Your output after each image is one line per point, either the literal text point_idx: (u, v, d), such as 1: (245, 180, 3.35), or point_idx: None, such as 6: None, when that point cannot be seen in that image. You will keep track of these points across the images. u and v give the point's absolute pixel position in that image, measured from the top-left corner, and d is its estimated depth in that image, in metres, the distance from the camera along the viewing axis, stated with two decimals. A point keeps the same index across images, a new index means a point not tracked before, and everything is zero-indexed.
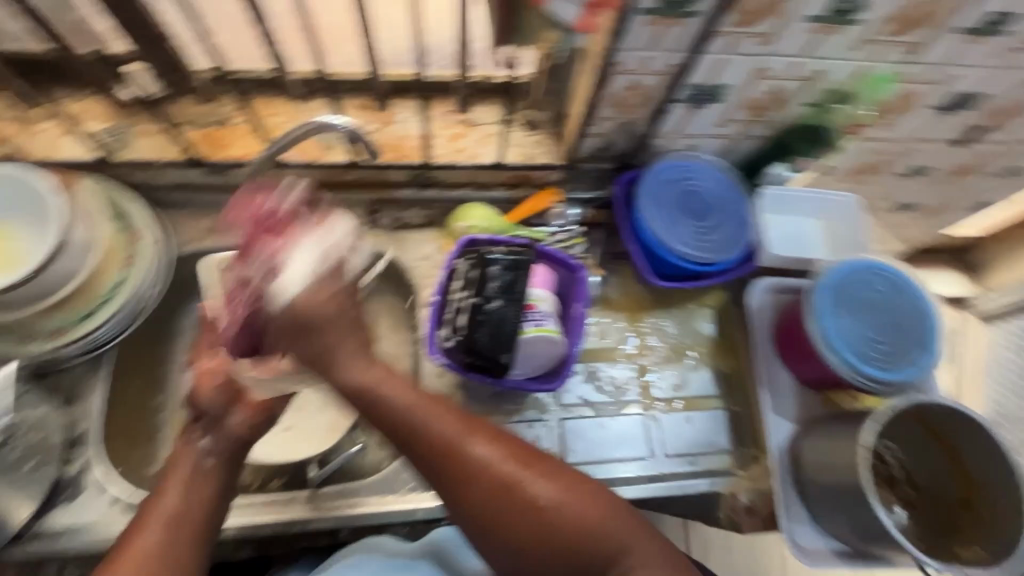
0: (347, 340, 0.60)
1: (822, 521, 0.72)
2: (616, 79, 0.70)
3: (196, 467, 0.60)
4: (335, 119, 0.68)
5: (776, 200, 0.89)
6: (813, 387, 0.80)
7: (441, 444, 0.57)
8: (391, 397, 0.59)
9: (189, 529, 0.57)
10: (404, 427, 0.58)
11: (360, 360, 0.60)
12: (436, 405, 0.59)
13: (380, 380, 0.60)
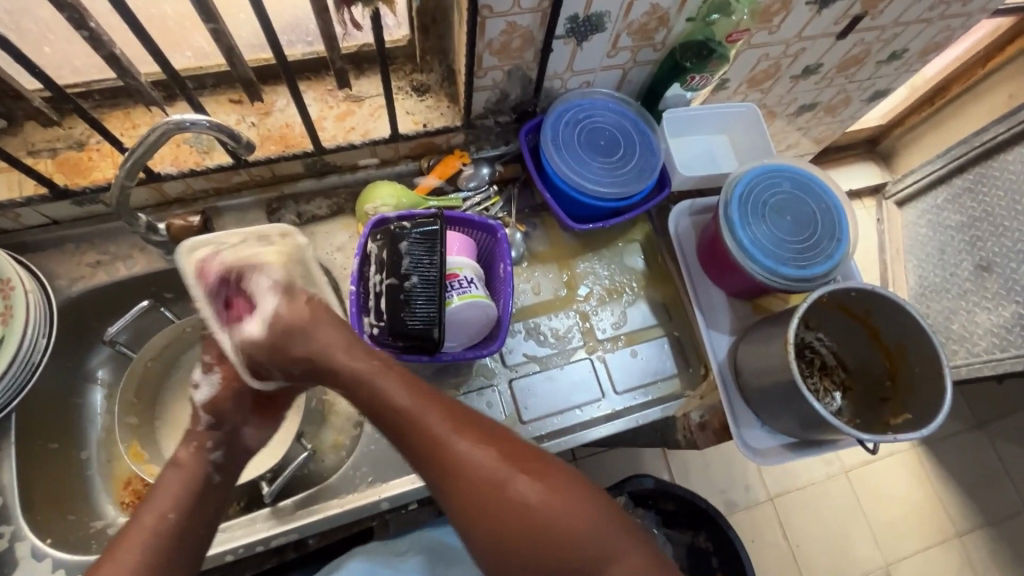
0: (339, 344, 0.63)
1: (768, 420, 0.75)
2: (490, 24, 0.66)
3: (198, 483, 0.61)
4: (192, 117, 0.56)
5: (679, 122, 0.88)
6: (742, 298, 0.82)
7: (425, 431, 0.57)
8: (383, 388, 0.60)
9: (189, 544, 0.56)
10: (394, 415, 0.59)
11: (358, 356, 0.63)
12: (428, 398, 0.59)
13: (370, 374, 0.61)
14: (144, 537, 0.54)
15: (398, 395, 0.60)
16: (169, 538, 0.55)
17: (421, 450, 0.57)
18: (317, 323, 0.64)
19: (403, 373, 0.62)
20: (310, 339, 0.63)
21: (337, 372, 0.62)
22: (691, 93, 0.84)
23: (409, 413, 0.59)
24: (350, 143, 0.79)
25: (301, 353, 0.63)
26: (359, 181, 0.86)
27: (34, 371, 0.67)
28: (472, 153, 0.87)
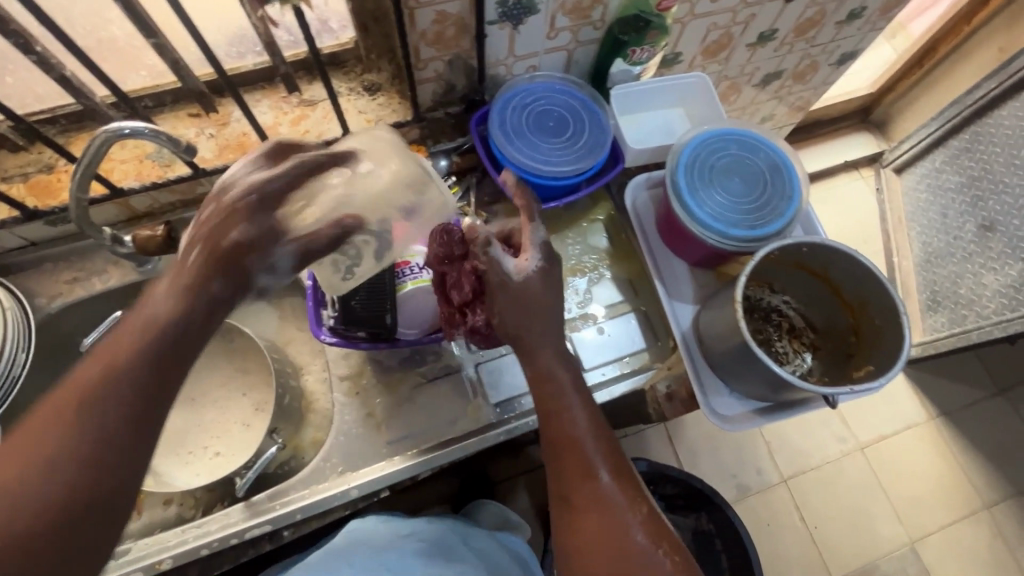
0: (548, 349, 0.66)
1: (734, 385, 0.74)
2: (419, 14, 0.68)
3: (159, 361, 0.48)
4: (128, 125, 0.57)
5: (630, 99, 0.88)
6: (704, 267, 0.82)
7: (574, 466, 0.62)
8: (569, 408, 0.65)
9: (126, 446, 0.45)
10: (562, 440, 0.64)
11: (563, 366, 0.66)
12: (569, 437, 0.63)
13: (568, 398, 0.65)
14: (61, 413, 0.43)
15: (574, 423, 0.64)
16: (98, 435, 0.44)
17: (562, 478, 0.63)
18: (541, 344, 0.66)
19: (587, 397, 0.66)
20: (541, 345, 0.66)
21: (541, 393, 0.65)
22: (636, 67, 0.84)
23: (572, 442, 0.63)
24: (305, 145, 0.82)
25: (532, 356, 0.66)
26: None
27: (15, 384, 0.71)
28: (429, 147, 0.88)
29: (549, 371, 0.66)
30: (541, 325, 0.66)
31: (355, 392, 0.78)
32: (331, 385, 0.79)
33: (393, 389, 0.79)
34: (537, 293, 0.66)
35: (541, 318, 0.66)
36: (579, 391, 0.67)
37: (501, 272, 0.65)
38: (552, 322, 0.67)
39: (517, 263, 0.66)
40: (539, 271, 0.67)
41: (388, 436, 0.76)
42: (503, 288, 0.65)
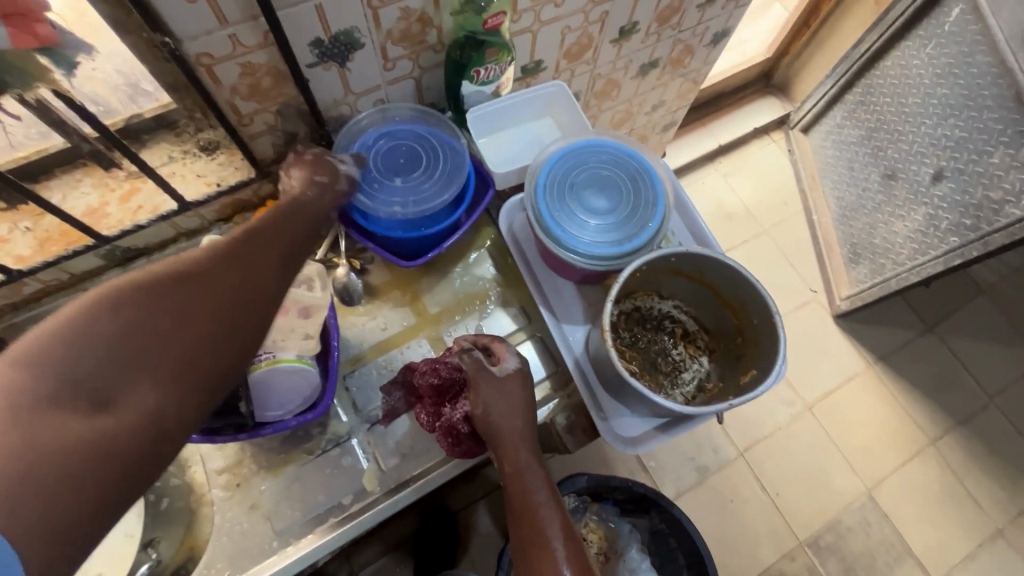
0: (523, 450, 0.64)
1: (630, 407, 0.71)
2: (221, 70, 0.62)
3: (250, 260, 0.56)
4: None
5: (489, 120, 0.84)
6: (589, 283, 0.78)
7: (541, 556, 0.59)
8: (538, 505, 0.62)
9: (209, 323, 0.50)
10: (527, 528, 0.61)
11: (537, 469, 0.64)
12: (536, 536, 0.60)
13: (538, 497, 0.62)
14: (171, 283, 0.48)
15: (538, 510, 0.62)
16: (204, 300, 0.50)
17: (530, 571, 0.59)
18: (521, 436, 0.65)
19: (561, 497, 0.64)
20: (518, 434, 0.64)
21: (510, 481, 0.63)
22: (486, 87, 0.79)
23: (537, 531, 0.60)
24: (137, 224, 0.75)
25: (504, 446, 0.64)
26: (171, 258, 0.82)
27: None
28: None
29: (522, 460, 0.64)
30: (518, 419, 0.65)
31: (236, 482, 0.72)
32: (209, 480, 0.72)
33: (278, 472, 0.73)
34: (510, 392, 0.66)
35: (518, 412, 0.65)
36: (551, 487, 0.64)
37: (486, 375, 0.66)
38: (530, 426, 0.66)
39: (502, 367, 0.68)
40: (513, 372, 0.68)
41: (277, 525, 0.70)
42: (476, 390, 0.65)
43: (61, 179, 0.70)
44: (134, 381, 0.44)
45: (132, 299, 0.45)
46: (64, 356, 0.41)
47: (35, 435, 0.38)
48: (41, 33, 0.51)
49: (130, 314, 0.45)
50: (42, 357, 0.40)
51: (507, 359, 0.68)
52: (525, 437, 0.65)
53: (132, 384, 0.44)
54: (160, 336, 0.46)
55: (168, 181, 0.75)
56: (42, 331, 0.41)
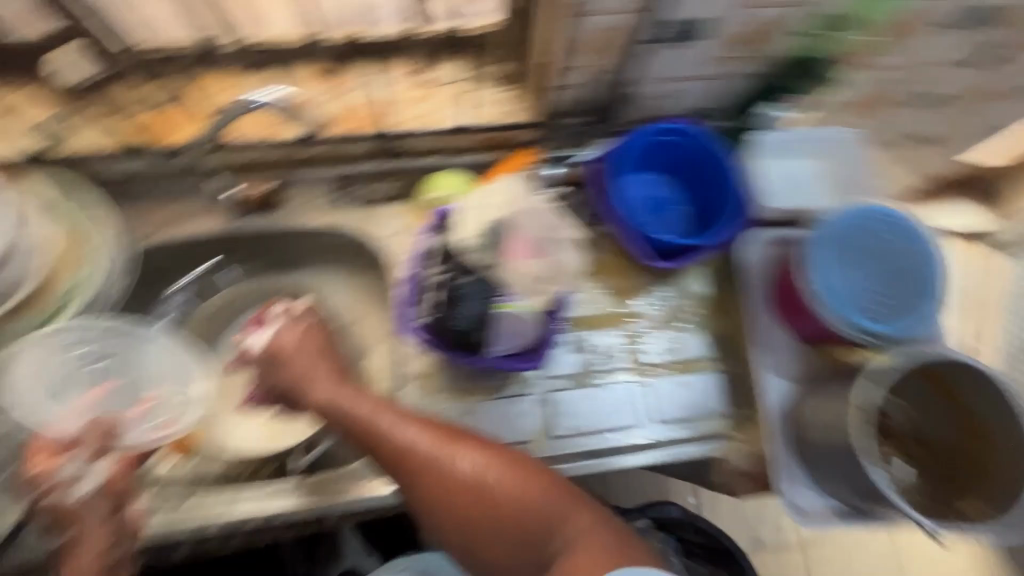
0: (363, 402, 0.63)
1: (820, 481, 0.70)
2: (583, 21, 0.64)
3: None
4: (266, 95, 0.68)
5: (770, 146, 0.81)
6: (811, 342, 0.76)
7: (498, 515, 0.57)
8: (387, 424, 0.61)
9: None
10: (485, 509, 0.57)
11: (400, 421, 0.62)
12: (438, 441, 0.60)
13: (380, 422, 0.62)
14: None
15: (492, 476, 0.58)
16: None
17: (529, 536, 0.57)
18: (377, 413, 0.63)
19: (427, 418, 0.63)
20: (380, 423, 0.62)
21: (428, 478, 0.59)
22: (783, 112, 0.84)
23: (450, 481, 0.58)
24: (420, 130, 0.79)
25: (367, 436, 0.61)
26: (425, 168, 0.84)
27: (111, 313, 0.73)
28: (541, 151, 0.85)
29: (402, 455, 0.59)
30: (368, 426, 0.62)
31: (423, 393, 0.76)
32: (400, 381, 0.77)
33: (461, 398, 0.77)
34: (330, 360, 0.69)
35: (370, 403, 0.63)
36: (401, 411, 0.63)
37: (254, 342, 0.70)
38: (336, 371, 0.68)
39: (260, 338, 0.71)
40: (322, 363, 0.68)
41: None
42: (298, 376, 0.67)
43: (361, 69, 0.82)
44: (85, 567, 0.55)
45: None
46: None
47: None
48: None
49: None
50: None
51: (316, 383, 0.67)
52: (411, 436, 0.60)
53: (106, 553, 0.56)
54: None
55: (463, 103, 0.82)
56: None
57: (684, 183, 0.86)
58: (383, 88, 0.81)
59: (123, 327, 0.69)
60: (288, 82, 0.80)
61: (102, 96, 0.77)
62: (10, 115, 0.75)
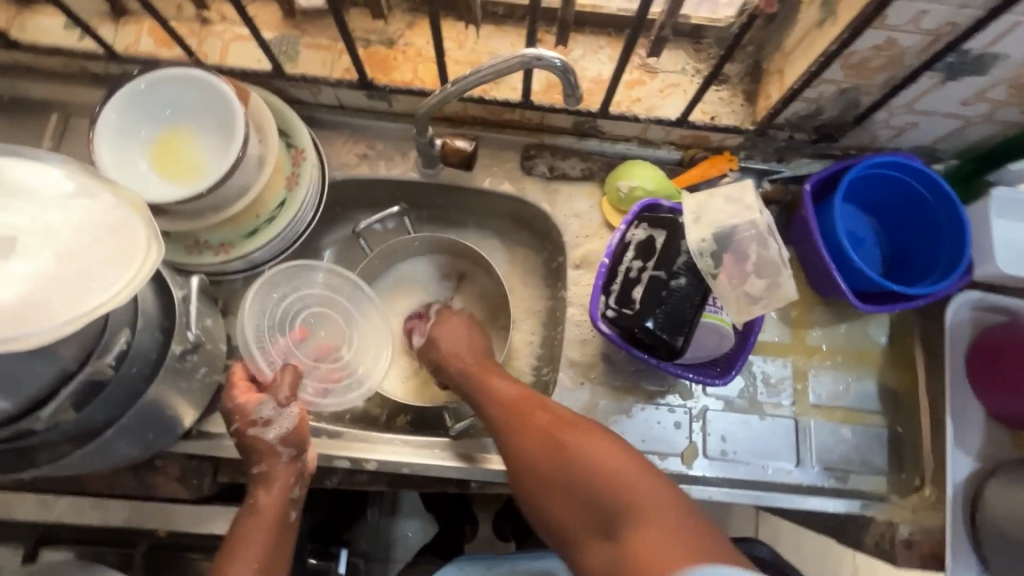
0: (490, 372, 0.71)
1: (996, 572, 0.65)
2: (869, 35, 0.58)
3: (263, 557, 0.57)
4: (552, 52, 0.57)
5: (1006, 204, 0.72)
6: (1007, 424, 0.71)
7: (598, 488, 0.56)
8: (502, 389, 0.67)
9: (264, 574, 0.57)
10: (563, 466, 0.58)
11: (501, 379, 0.68)
12: (524, 399, 0.65)
13: (494, 384, 0.68)
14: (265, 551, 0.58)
15: (597, 453, 0.57)
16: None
17: (607, 512, 0.55)
18: (483, 369, 0.71)
19: (541, 394, 0.66)
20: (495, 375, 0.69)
21: (534, 450, 0.61)
22: None
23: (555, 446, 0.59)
24: (632, 115, 0.75)
25: (480, 381, 0.69)
26: (617, 155, 0.81)
27: (296, 239, 0.73)
28: (741, 160, 0.80)
29: (517, 407, 0.64)
30: (480, 378, 0.69)
31: (580, 381, 0.74)
32: (559, 363, 0.76)
33: (615, 395, 0.74)
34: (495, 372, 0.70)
35: (484, 365, 0.71)
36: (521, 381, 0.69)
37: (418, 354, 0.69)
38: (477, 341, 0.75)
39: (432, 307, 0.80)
40: (497, 378, 0.69)
41: None
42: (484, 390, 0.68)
43: (589, 40, 0.76)
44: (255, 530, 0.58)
45: None
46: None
47: None
48: None
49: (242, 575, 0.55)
50: None
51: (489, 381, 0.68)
52: (506, 388, 0.67)
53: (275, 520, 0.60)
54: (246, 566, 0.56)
55: (677, 95, 0.75)
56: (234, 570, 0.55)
57: (894, 220, 0.78)
58: (601, 63, 0.75)
59: (317, 268, 0.76)
60: (504, 39, 0.75)
61: (323, 23, 0.75)
62: (231, 24, 0.74)
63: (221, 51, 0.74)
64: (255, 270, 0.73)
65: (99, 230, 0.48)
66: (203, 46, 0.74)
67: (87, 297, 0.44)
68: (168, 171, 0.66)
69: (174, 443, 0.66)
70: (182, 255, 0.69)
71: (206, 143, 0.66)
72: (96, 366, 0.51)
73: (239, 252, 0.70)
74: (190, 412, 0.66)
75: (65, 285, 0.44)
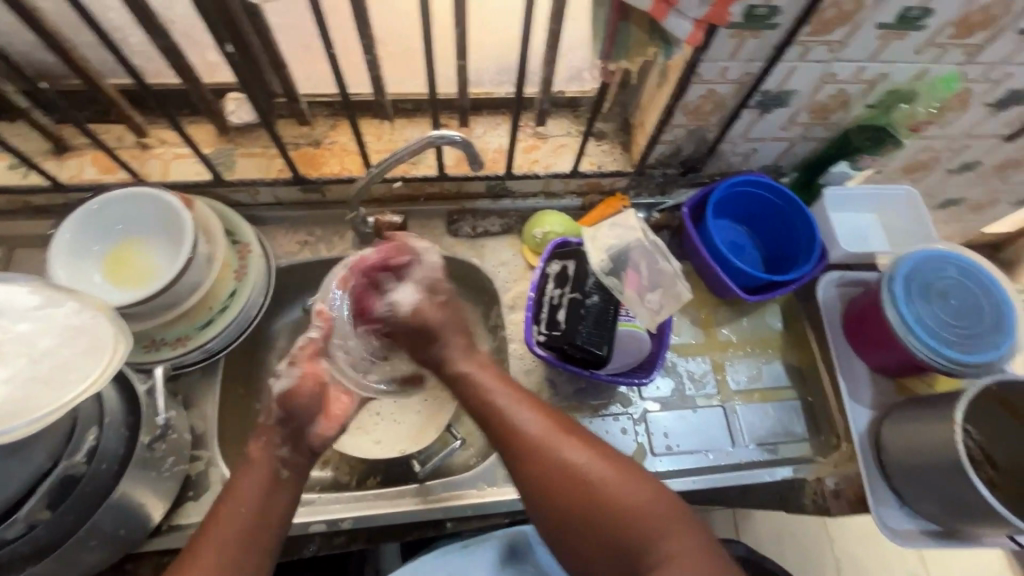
0: (454, 338, 0.71)
1: (909, 502, 0.76)
2: (694, 88, 0.74)
3: (251, 516, 0.57)
4: (452, 131, 0.69)
5: (837, 199, 0.91)
6: (887, 375, 0.84)
7: (575, 481, 0.59)
8: (473, 376, 0.68)
9: (262, 544, 0.57)
10: (588, 495, 0.58)
11: (459, 343, 0.71)
12: (476, 364, 0.69)
13: (433, 332, 0.71)
14: (244, 524, 0.57)
15: (571, 448, 0.61)
16: (251, 541, 0.56)
17: (585, 509, 0.58)
18: (448, 329, 0.71)
19: (499, 372, 0.69)
20: (502, 404, 0.65)
21: (508, 445, 0.63)
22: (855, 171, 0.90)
23: (524, 431, 0.62)
24: (533, 173, 0.89)
25: (495, 417, 0.64)
26: (528, 208, 0.94)
27: (250, 325, 0.79)
28: (630, 197, 0.95)
29: (531, 433, 0.62)
30: (486, 400, 0.66)
31: None
32: None
33: (564, 414, 0.82)
34: (463, 334, 0.72)
35: (475, 361, 0.69)
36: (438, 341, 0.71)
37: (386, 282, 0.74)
38: (456, 314, 0.73)
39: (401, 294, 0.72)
40: (459, 337, 0.71)
41: None
42: (441, 348, 0.70)
43: (487, 119, 0.90)
44: (244, 494, 0.58)
45: (230, 551, 0.55)
46: (228, 539, 0.55)
47: (225, 552, 0.55)
48: (662, 12, 0.56)
49: (225, 547, 0.55)
50: (222, 542, 0.55)
51: (449, 351, 0.70)
52: (480, 379, 0.68)
53: (253, 484, 0.59)
54: (237, 521, 0.57)
55: (567, 153, 0.90)
56: (232, 523, 0.56)
57: (762, 226, 0.94)
58: (499, 136, 0.90)
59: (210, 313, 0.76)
60: (415, 127, 0.89)
61: (254, 135, 0.86)
62: (171, 146, 0.84)
63: (163, 170, 0.83)
64: (212, 358, 0.77)
65: (59, 332, 0.52)
66: (145, 167, 0.82)
67: (66, 388, 0.49)
68: (123, 279, 0.71)
69: (147, 540, 0.68)
70: (139, 355, 0.74)
71: (157, 250, 0.73)
72: (70, 462, 0.55)
73: (195, 341, 0.75)
74: (160, 506, 0.67)
75: (42, 382, 0.49)
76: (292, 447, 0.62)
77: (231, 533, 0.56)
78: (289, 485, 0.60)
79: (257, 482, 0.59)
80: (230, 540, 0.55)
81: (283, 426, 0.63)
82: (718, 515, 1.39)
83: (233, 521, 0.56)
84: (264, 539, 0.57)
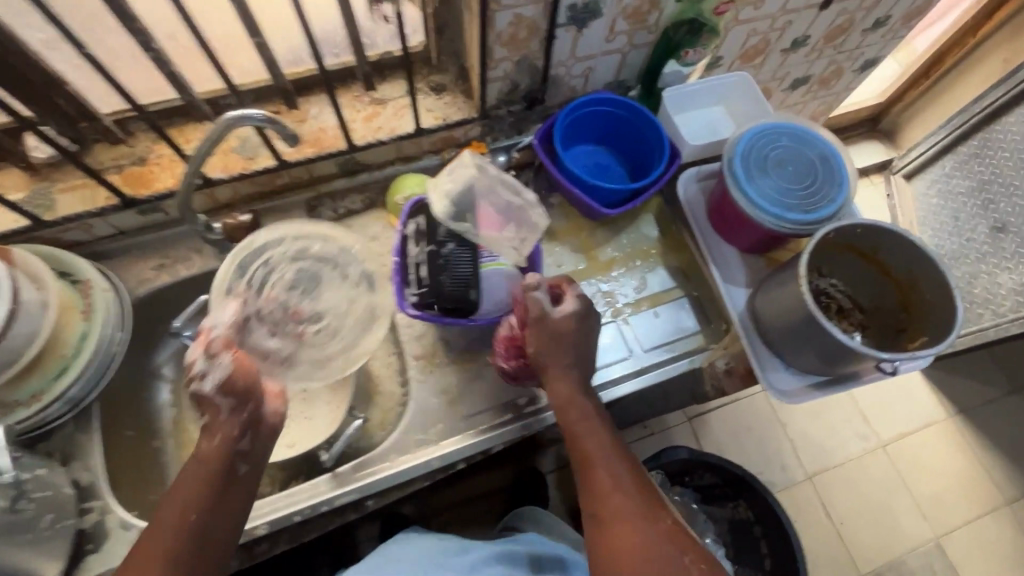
0: (572, 372, 0.70)
1: (790, 361, 0.80)
2: (498, 16, 0.74)
3: (200, 517, 0.59)
4: (251, 111, 0.65)
5: (677, 99, 0.94)
6: (756, 252, 0.88)
7: (626, 550, 0.59)
8: (584, 408, 0.69)
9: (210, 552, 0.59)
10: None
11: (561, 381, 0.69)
12: (569, 409, 0.68)
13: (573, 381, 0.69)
14: (182, 531, 0.58)
15: (621, 509, 0.62)
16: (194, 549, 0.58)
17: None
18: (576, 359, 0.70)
19: (593, 409, 0.69)
20: (603, 451, 0.66)
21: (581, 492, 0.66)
22: (687, 68, 0.91)
23: (607, 478, 0.64)
24: (378, 140, 0.86)
25: (593, 464, 0.66)
26: (388, 177, 0.92)
27: (113, 361, 0.75)
28: (489, 143, 0.94)
29: (597, 479, 0.64)
30: (586, 450, 0.67)
31: (429, 371, 0.82)
32: (406, 363, 0.83)
33: (464, 367, 0.82)
34: (581, 367, 0.70)
35: (568, 400, 0.69)
36: (574, 370, 0.70)
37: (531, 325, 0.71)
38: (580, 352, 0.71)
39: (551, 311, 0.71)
40: (576, 370, 0.70)
41: (464, 410, 0.79)
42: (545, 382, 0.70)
43: (319, 98, 0.87)
44: (188, 495, 0.59)
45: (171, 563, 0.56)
46: (176, 550, 0.57)
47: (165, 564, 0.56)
48: None
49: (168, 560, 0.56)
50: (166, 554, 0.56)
51: (554, 388, 0.69)
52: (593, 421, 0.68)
53: (198, 487, 0.60)
54: (182, 525, 0.58)
55: (409, 112, 0.88)
56: (176, 531, 0.57)
57: (619, 142, 0.95)
58: (333, 112, 0.87)
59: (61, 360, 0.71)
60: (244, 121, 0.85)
61: (70, 167, 0.80)
62: None
63: None
64: (78, 406, 0.73)
65: None
66: None
67: None
68: None
69: None
70: None
71: None
72: None
73: (51, 394, 0.70)
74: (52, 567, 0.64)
75: None
76: (241, 445, 0.64)
77: (176, 541, 0.57)
78: (245, 479, 0.63)
79: (200, 482, 0.60)
80: (173, 552, 0.56)
81: (238, 413, 0.63)
82: (675, 428, 1.45)
83: (179, 526, 0.58)
84: (209, 546, 0.59)
